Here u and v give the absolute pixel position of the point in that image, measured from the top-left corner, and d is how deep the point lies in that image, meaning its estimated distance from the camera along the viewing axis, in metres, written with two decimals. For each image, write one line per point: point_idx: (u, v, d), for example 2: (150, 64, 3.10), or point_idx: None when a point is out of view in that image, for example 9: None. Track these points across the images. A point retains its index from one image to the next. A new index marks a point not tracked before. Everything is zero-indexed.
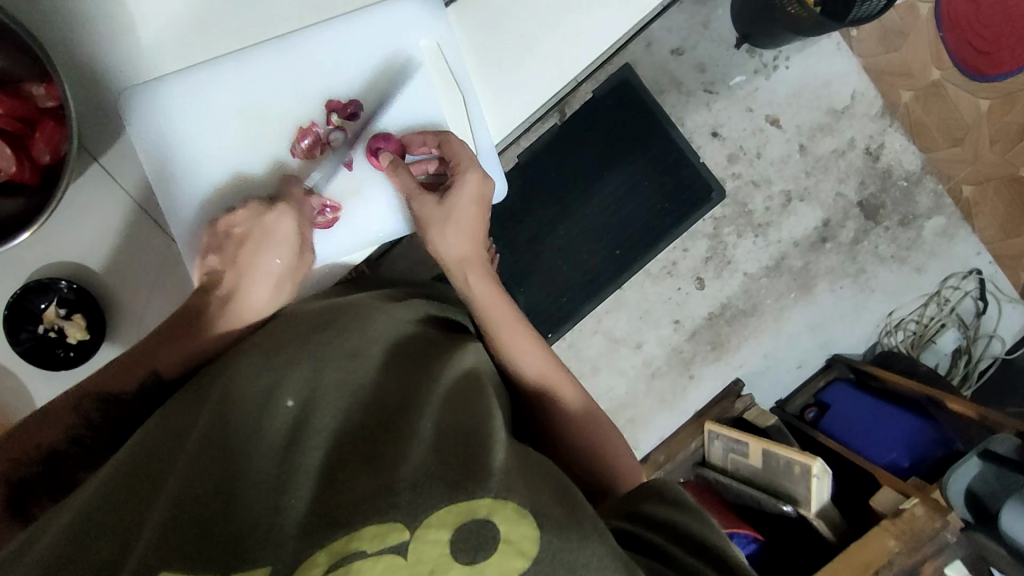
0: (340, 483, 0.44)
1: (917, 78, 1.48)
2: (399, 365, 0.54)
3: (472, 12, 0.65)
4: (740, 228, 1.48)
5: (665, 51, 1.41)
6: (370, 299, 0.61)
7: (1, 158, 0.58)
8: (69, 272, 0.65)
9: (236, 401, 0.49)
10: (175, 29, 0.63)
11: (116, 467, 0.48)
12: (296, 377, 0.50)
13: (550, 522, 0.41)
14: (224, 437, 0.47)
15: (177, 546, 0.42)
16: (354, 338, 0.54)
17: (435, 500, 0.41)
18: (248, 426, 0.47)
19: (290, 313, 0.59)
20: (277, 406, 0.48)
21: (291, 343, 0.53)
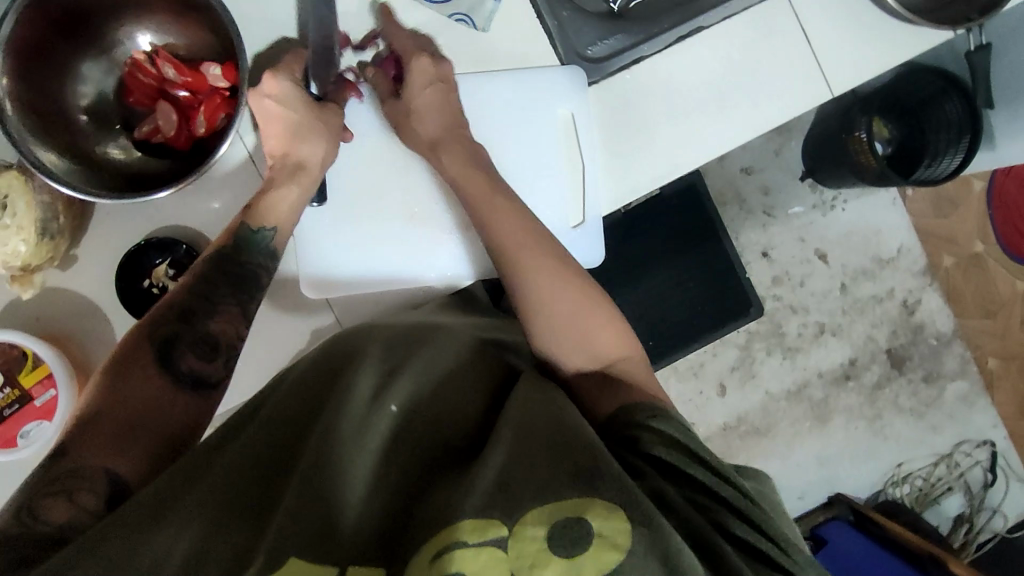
0: (444, 489, 0.47)
1: (962, 247, 1.56)
2: (485, 397, 0.58)
3: (610, 95, 0.72)
4: (770, 348, 1.52)
5: (734, 167, 1.50)
6: (458, 329, 0.66)
7: (166, 122, 0.64)
8: (187, 237, 0.68)
9: (345, 399, 0.52)
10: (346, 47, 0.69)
11: (230, 455, 0.49)
12: (398, 389, 0.54)
13: (636, 513, 0.43)
14: (334, 432, 0.49)
15: (292, 527, 0.43)
16: (444, 367, 0.59)
17: (532, 500, 0.43)
18: (357, 425, 0.50)
19: (382, 330, 0.63)
20: (383, 411, 0.52)
21: (390, 360, 0.58)
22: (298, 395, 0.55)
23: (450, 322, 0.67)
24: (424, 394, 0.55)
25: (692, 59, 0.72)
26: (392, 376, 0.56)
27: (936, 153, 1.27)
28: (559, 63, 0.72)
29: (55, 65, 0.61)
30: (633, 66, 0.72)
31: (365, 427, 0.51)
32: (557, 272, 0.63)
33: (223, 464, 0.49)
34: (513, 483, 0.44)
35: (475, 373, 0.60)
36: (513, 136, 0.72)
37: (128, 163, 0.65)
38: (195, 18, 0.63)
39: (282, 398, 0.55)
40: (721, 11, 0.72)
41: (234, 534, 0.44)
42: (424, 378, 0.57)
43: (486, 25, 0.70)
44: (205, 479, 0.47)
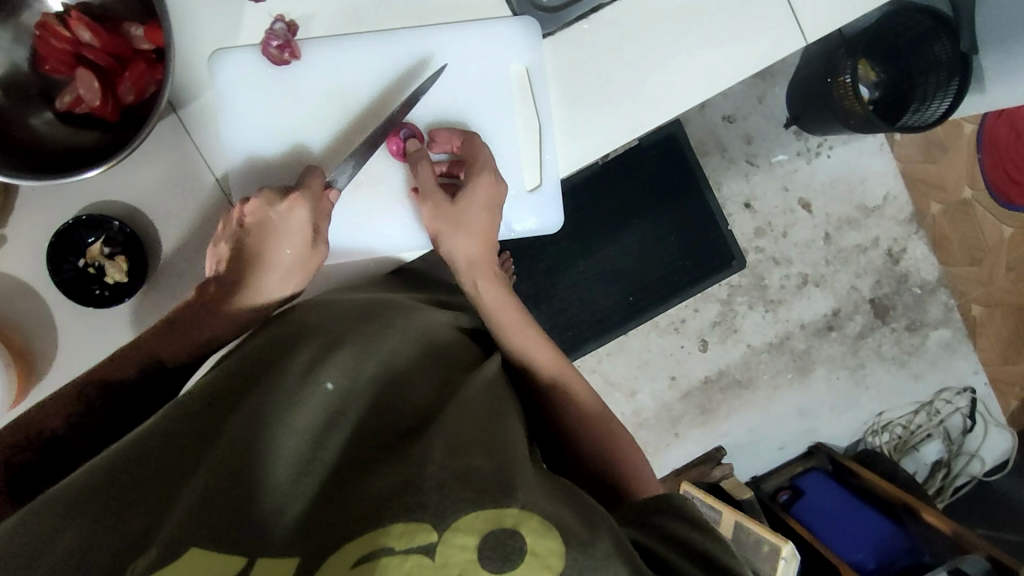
0: (371, 476, 0.44)
1: (950, 193, 1.52)
2: (432, 375, 0.56)
3: (567, 48, 0.67)
4: (752, 300, 1.50)
5: (716, 116, 1.45)
6: (415, 306, 0.64)
7: (88, 91, 0.59)
8: (120, 213, 0.65)
9: (279, 381, 0.50)
10: (279, 2, 0.64)
11: (154, 438, 0.48)
12: (334, 364, 0.52)
13: (575, 537, 0.41)
14: (262, 416, 0.47)
15: (204, 520, 0.41)
16: (391, 341, 0.57)
17: (462, 505, 0.41)
18: (286, 405, 0.48)
19: (333, 304, 0.61)
20: (316, 387, 0.50)
21: (333, 335, 0.56)
22: (234, 374, 0.53)
23: (401, 296, 0.66)
24: (363, 371, 0.53)
25: (655, 5, 0.67)
26: (332, 351, 0.54)
27: (923, 97, 1.24)
28: (512, 14, 0.67)
29: None
30: (592, 15, 0.66)
31: (296, 405, 0.48)
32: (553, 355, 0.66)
33: (147, 447, 0.47)
34: (444, 480, 0.42)
35: (423, 350, 0.58)
36: (463, 93, 0.67)
37: (52, 137, 0.60)
38: None
39: (219, 376, 0.53)
40: None
41: (146, 525, 0.43)
42: (366, 353, 0.54)
43: None
44: (126, 471, 0.46)
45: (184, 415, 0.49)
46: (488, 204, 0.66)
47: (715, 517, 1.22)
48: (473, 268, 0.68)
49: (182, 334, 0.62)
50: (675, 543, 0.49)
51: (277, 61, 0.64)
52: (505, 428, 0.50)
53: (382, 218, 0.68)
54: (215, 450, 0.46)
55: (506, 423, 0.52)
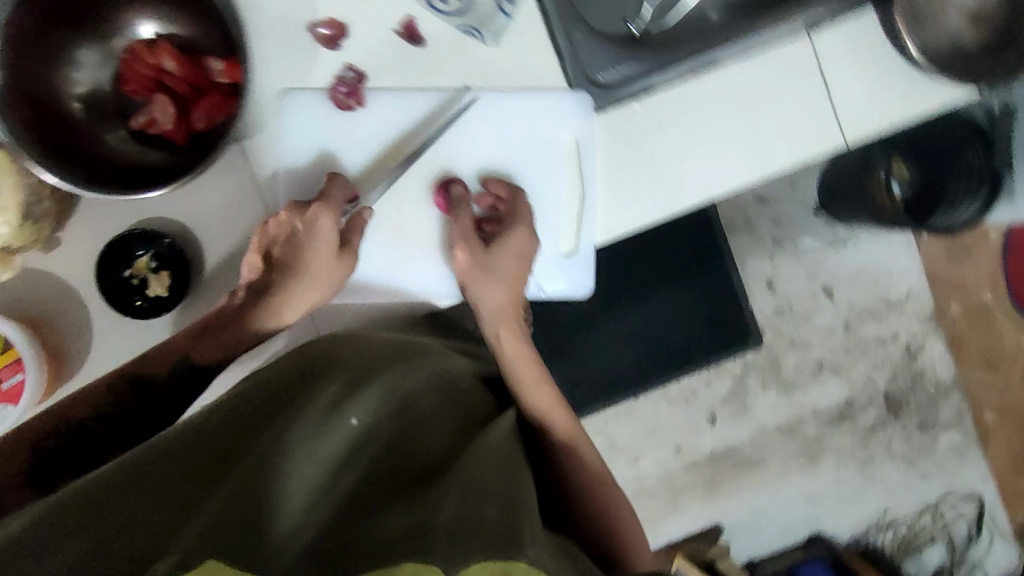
0: (384, 513, 0.44)
1: (969, 295, 1.51)
2: (450, 427, 0.57)
3: (617, 125, 0.70)
4: (766, 380, 1.49)
5: (747, 195, 1.47)
6: (440, 353, 0.65)
7: (164, 115, 0.63)
8: (172, 231, 0.67)
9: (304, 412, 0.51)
10: (351, 53, 0.67)
11: (180, 453, 0.48)
12: (360, 403, 0.53)
13: None
14: (286, 443, 0.48)
15: (213, 534, 0.40)
16: (416, 386, 0.58)
17: (471, 553, 0.40)
18: (310, 436, 0.49)
19: (364, 340, 0.63)
20: (340, 423, 0.51)
21: (361, 372, 0.57)
22: (261, 398, 0.54)
23: (433, 342, 0.68)
24: (386, 412, 0.54)
25: (702, 94, 0.71)
26: (359, 388, 0.55)
27: (952, 200, 1.25)
28: (568, 86, 0.70)
29: (51, 50, 0.60)
30: (643, 96, 0.70)
31: (319, 437, 0.49)
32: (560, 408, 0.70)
33: (172, 461, 0.48)
34: (454, 527, 0.42)
35: (444, 400, 0.59)
36: (513, 156, 0.70)
37: (121, 152, 0.63)
38: (199, 11, 0.61)
39: (246, 399, 0.54)
40: (736, 47, 0.71)
41: (158, 535, 0.42)
42: (391, 394, 0.56)
43: (497, 42, 0.68)
44: (147, 481, 0.46)
45: (209, 434, 0.50)
46: (517, 255, 0.69)
47: None
48: (500, 323, 0.71)
49: None
50: None
51: (342, 107, 0.68)
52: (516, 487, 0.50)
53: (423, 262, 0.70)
54: (236, 470, 0.46)
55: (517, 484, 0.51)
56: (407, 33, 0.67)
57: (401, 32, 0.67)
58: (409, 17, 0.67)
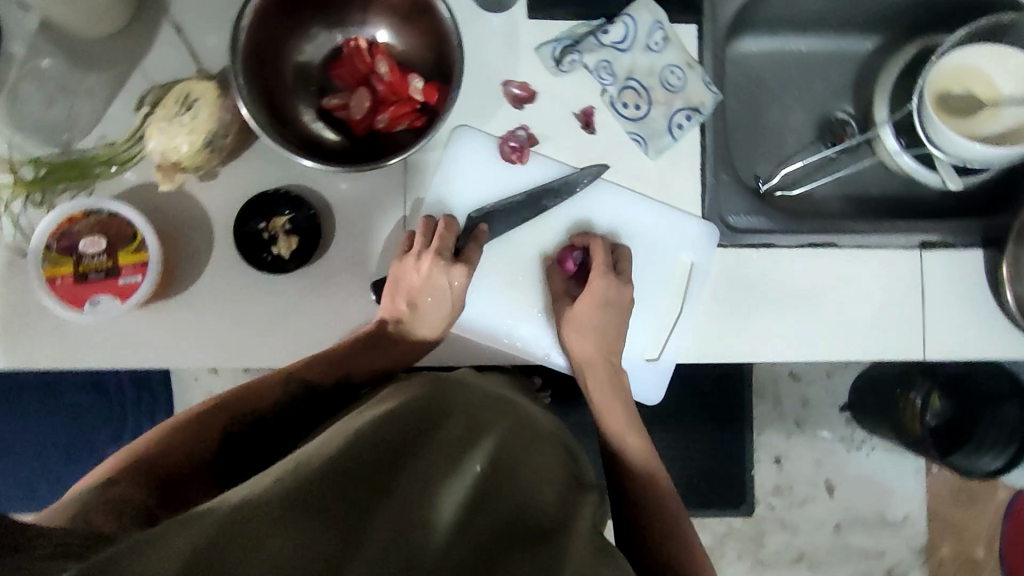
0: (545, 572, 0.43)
1: (962, 541, 1.52)
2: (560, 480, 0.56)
3: (731, 263, 0.75)
4: (744, 550, 1.49)
5: (784, 368, 1.51)
6: (531, 412, 0.65)
7: (358, 105, 0.69)
8: (315, 203, 0.73)
9: (418, 442, 0.50)
10: (526, 116, 0.74)
11: (317, 469, 0.44)
12: (481, 450, 0.52)
13: None
14: (429, 482, 0.46)
15: None
16: (523, 439, 0.58)
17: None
18: (447, 476, 0.47)
19: (471, 389, 0.62)
20: (469, 466, 0.49)
21: (475, 420, 0.56)
22: (383, 424, 0.51)
23: (524, 401, 0.67)
24: (503, 458, 0.53)
25: (814, 267, 0.77)
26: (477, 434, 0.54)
27: (978, 445, 1.29)
28: (701, 215, 0.76)
29: (295, 24, 0.68)
30: (763, 249, 0.76)
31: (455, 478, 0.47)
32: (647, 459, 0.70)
33: (312, 475, 0.44)
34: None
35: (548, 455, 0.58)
36: (633, 256, 0.75)
37: (309, 124, 0.70)
38: (426, 39, 0.69)
39: (369, 423, 0.51)
40: (856, 238, 0.77)
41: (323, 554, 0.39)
42: (505, 443, 0.55)
43: (656, 155, 0.75)
44: (291, 495, 0.42)
45: (342, 452, 0.47)
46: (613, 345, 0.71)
47: None
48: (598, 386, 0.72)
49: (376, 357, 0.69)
50: None
51: (505, 158, 0.74)
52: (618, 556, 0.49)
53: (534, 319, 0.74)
54: (387, 503, 0.43)
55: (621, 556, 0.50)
56: (584, 120, 0.74)
57: (579, 116, 0.74)
58: (591, 107, 0.75)
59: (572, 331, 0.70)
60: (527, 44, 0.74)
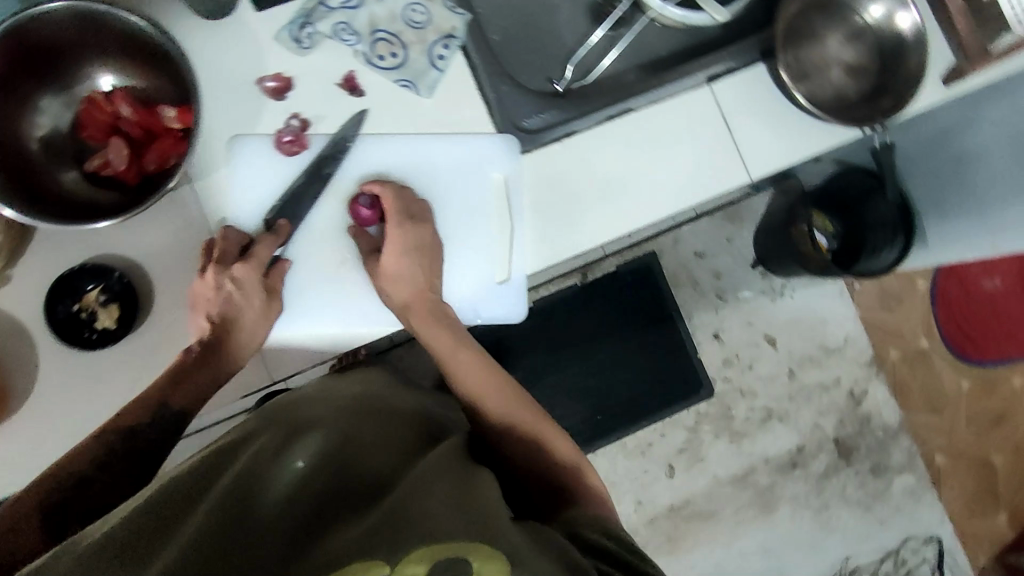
0: (345, 523, 0.49)
1: (907, 341, 1.60)
2: (401, 448, 0.63)
3: (541, 164, 0.77)
4: (718, 429, 1.52)
5: (687, 250, 1.55)
6: (390, 401, 0.73)
7: (118, 156, 0.68)
8: (123, 266, 0.71)
9: (266, 460, 0.56)
10: (291, 104, 0.74)
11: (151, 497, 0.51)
12: (302, 451, 0.58)
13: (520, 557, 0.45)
14: (242, 487, 0.52)
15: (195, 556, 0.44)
16: (362, 427, 0.65)
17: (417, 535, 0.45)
18: (260, 478, 0.53)
19: (321, 402, 0.69)
20: (285, 465, 0.56)
21: (303, 429, 0.62)
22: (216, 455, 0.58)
23: (383, 390, 0.75)
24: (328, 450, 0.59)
25: (620, 136, 0.79)
26: (300, 440, 0.60)
27: (874, 247, 1.33)
28: (495, 130, 0.77)
29: (16, 98, 0.66)
30: (565, 138, 0.78)
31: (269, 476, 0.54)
32: (501, 386, 0.74)
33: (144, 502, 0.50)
34: (408, 521, 0.47)
35: (393, 432, 0.66)
36: (446, 192, 0.76)
37: (75, 192, 0.68)
38: (157, 66, 0.68)
39: (206, 458, 0.58)
40: (646, 96, 0.80)
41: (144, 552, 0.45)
42: (335, 438, 0.61)
43: (429, 92, 0.76)
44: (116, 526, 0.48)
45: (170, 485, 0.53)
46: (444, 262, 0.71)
47: None
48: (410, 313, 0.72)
49: (190, 382, 0.65)
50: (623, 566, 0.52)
51: (285, 153, 0.73)
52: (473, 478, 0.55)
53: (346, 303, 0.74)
54: (201, 505, 0.50)
55: (474, 476, 0.56)
56: (348, 85, 0.75)
57: (342, 84, 0.75)
58: (350, 71, 0.75)
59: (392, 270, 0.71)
60: (265, 35, 0.74)
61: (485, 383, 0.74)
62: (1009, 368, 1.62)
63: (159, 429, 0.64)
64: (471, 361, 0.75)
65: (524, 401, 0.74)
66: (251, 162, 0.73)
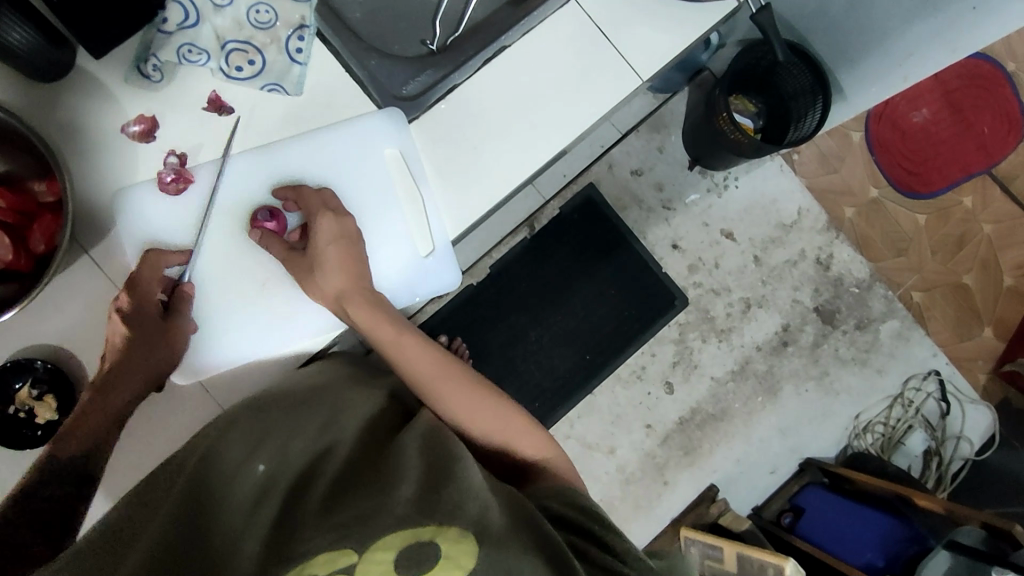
0: (305, 521, 0.55)
1: (857, 195, 1.62)
2: (362, 437, 0.68)
3: (432, 126, 0.75)
4: (704, 333, 1.54)
5: (625, 172, 1.54)
6: (347, 381, 0.74)
7: (0, 247, 0.64)
8: (46, 353, 0.68)
9: (229, 465, 0.61)
10: (163, 143, 0.71)
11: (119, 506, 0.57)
12: (268, 452, 0.63)
13: (485, 542, 0.51)
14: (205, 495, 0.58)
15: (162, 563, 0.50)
16: (320, 417, 0.69)
17: (387, 529, 0.51)
18: (223, 484, 0.60)
19: (278, 391, 0.70)
20: (249, 471, 0.61)
21: (264, 424, 0.66)
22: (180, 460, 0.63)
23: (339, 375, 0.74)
24: (291, 451, 0.64)
25: (504, 76, 0.77)
26: (264, 440, 0.64)
27: (798, 115, 1.35)
28: (377, 107, 0.75)
29: None
30: (448, 95, 0.76)
31: (232, 482, 0.60)
32: (452, 369, 0.72)
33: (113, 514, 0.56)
34: (373, 514, 0.53)
35: (351, 417, 0.70)
36: (347, 182, 0.73)
37: None
38: (8, 146, 0.65)
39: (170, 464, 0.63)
40: (517, 30, 0.77)
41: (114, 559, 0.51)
42: (297, 434, 0.66)
43: (298, 90, 0.73)
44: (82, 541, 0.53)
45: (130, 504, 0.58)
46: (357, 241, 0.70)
47: (718, 556, 1.24)
48: (347, 302, 0.69)
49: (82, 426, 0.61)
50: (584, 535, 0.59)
51: (170, 193, 0.70)
52: (436, 454, 0.61)
53: (284, 316, 0.73)
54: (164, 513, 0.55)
55: (438, 451, 0.61)
56: (214, 106, 0.72)
57: (209, 107, 0.72)
58: (212, 91, 0.72)
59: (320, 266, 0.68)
60: (114, 81, 0.71)
61: (434, 373, 0.71)
62: (958, 191, 1.65)
63: (57, 484, 0.57)
64: (420, 355, 0.72)
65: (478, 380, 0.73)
66: (147, 201, 0.70)
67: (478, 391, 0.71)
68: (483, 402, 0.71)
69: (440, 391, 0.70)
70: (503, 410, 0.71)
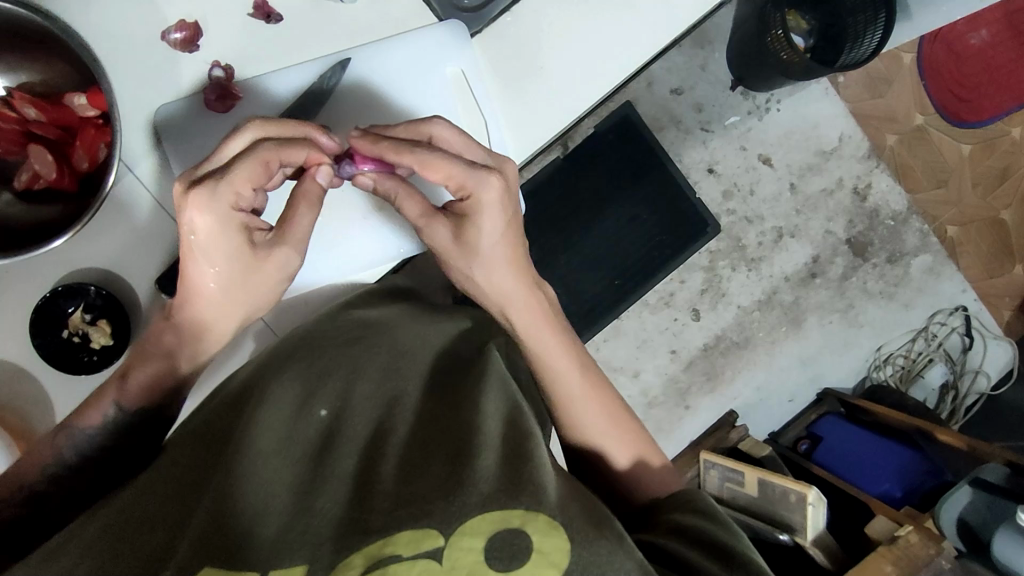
0: (378, 478, 0.51)
1: (902, 123, 1.55)
2: (430, 378, 0.62)
3: (495, 42, 0.70)
4: (734, 262, 1.52)
5: (664, 90, 1.47)
6: (416, 327, 0.68)
7: (44, 164, 0.62)
8: (95, 278, 0.66)
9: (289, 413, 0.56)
10: (205, 54, 0.66)
11: (175, 464, 0.54)
12: (327, 393, 0.58)
13: (578, 534, 0.47)
14: (258, 442, 0.53)
15: (216, 542, 0.47)
16: (383, 358, 0.62)
17: (472, 510, 0.47)
18: (282, 437, 0.54)
19: (333, 326, 0.66)
20: (311, 416, 0.57)
21: (321, 367, 0.61)
22: (229, 403, 0.58)
23: (396, 313, 0.70)
24: (355, 393, 0.59)
25: None
26: (322, 383, 0.59)
27: (856, 34, 1.24)
28: (437, 20, 0.69)
29: None
30: (513, 7, 0.69)
31: (291, 436, 0.55)
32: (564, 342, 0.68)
33: (167, 476, 0.53)
34: (461, 487, 0.48)
35: (420, 357, 0.64)
36: (407, 105, 0.70)
37: (16, 217, 0.62)
38: (42, 49, 0.60)
39: (218, 407, 0.58)
40: None
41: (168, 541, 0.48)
42: (358, 377, 0.60)
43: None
44: (138, 511, 0.51)
45: (181, 458, 0.54)
46: (497, 220, 0.63)
47: (737, 480, 1.25)
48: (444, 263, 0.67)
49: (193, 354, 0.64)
50: (705, 542, 0.55)
51: (217, 108, 0.66)
52: (517, 429, 0.55)
53: (356, 240, 0.72)
54: (215, 480, 0.51)
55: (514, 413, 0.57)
56: (261, 12, 0.65)
57: (255, 13, 0.66)
58: None
59: (480, 271, 0.65)
60: None
61: (558, 345, 0.68)
62: (1007, 121, 1.58)
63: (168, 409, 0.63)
64: (566, 367, 0.67)
65: (585, 364, 0.69)
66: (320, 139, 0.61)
67: (592, 379, 0.69)
68: (589, 382, 0.68)
69: (546, 361, 0.67)
70: (622, 418, 0.69)
